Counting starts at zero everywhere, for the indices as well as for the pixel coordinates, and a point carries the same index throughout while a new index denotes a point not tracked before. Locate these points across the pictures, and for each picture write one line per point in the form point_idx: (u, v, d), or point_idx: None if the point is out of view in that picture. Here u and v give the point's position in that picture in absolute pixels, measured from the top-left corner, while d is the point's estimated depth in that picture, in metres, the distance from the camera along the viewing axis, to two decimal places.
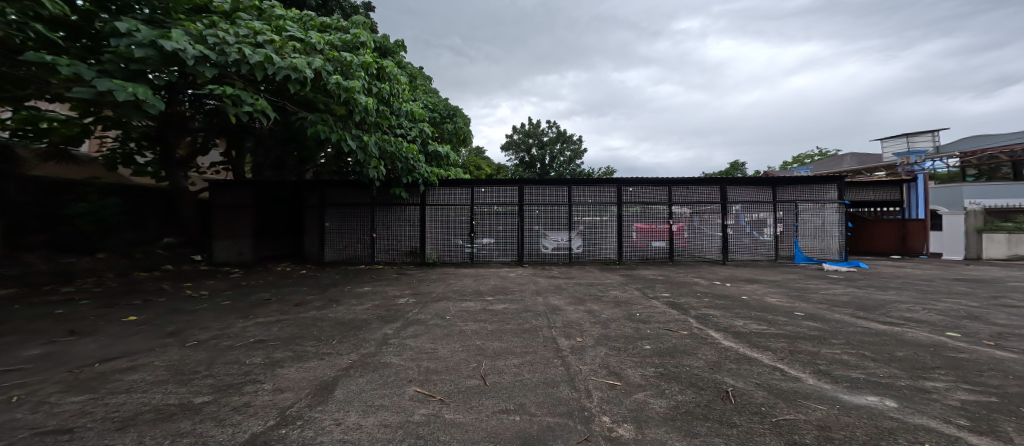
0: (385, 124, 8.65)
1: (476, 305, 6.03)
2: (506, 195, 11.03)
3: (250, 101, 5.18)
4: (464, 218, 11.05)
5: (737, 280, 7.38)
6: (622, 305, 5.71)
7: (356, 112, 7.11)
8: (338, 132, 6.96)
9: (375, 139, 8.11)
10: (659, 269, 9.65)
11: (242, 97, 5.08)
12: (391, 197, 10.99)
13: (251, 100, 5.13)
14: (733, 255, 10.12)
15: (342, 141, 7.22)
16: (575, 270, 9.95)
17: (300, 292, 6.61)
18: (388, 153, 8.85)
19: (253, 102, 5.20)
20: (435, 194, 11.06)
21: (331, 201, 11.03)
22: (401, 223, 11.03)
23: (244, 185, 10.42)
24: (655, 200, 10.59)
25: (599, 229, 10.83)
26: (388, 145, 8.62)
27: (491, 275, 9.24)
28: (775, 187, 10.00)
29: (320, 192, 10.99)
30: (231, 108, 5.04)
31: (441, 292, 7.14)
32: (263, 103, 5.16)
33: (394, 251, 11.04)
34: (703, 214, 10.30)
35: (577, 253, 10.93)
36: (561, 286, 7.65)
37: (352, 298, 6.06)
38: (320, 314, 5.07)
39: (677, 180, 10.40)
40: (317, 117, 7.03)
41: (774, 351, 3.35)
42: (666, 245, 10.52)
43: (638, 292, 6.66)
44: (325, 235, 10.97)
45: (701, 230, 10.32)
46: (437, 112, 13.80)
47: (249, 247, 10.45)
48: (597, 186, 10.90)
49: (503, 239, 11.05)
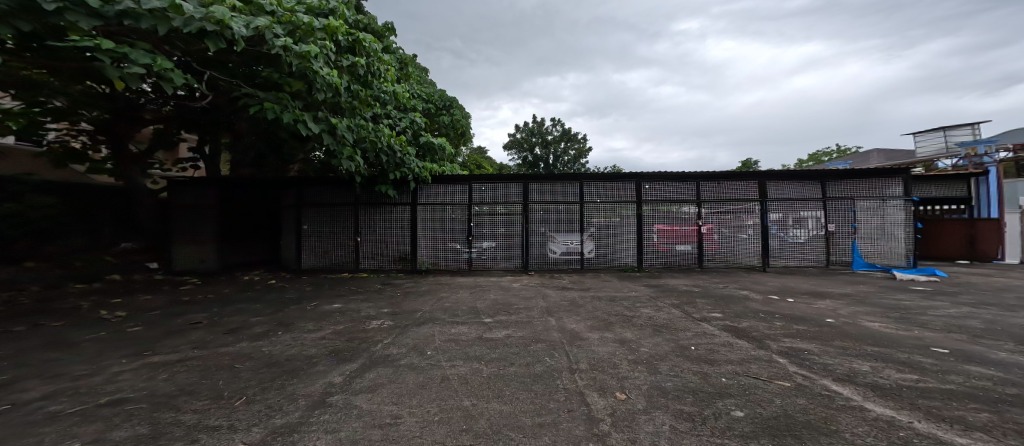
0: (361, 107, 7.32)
1: (471, 331, 4.57)
2: (510, 194, 9.64)
3: (146, 61, 3.85)
4: (463, 219, 9.64)
5: (798, 294, 5.88)
6: (665, 332, 4.23)
7: (319, 88, 5.73)
8: (296, 112, 5.61)
9: (349, 124, 6.75)
10: (688, 278, 8.18)
11: (132, 56, 3.77)
12: (377, 195, 9.61)
13: (145, 60, 3.82)
14: (776, 261, 8.61)
15: (301, 124, 5.81)
16: (589, 280, 8.49)
17: (247, 310, 5.18)
18: (369, 142, 7.46)
19: (150, 62, 3.86)
20: (426, 192, 9.67)
21: (309, 201, 9.62)
22: (389, 225, 9.64)
23: (207, 183, 9.06)
24: (680, 198, 9.11)
25: (615, 231, 9.40)
26: (367, 132, 7.25)
27: (490, 287, 7.81)
28: (824, 181, 8.53)
29: (296, 190, 9.60)
30: (115, 71, 3.73)
31: (427, 310, 5.70)
32: (163, 65, 3.85)
33: (382, 258, 9.63)
34: (739, 213, 8.80)
35: (590, 259, 9.49)
36: (576, 303, 6.18)
37: (307, 321, 4.63)
38: (251, 346, 3.63)
39: (708, 174, 8.90)
40: (270, 95, 5.67)
41: (993, 435, 1.90)
42: (694, 249, 9.02)
43: (678, 311, 5.18)
44: (302, 239, 9.56)
45: (736, 232, 8.81)
46: (432, 103, 12.46)
47: (213, 254, 9.03)
48: (613, 182, 9.44)
49: (506, 242, 9.63)
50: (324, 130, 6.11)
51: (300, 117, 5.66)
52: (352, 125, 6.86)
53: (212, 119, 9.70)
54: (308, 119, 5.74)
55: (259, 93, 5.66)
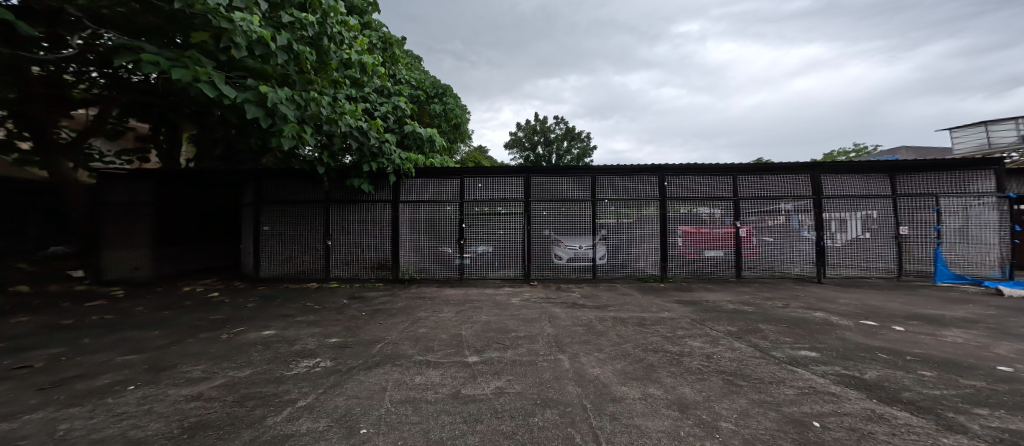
0: (315, 78, 5.82)
1: (446, 384, 3.01)
2: (509, 189, 8.12)
3: None
4: (452, 219, 8.12)
5: (900, 319, 4.32)
6: (748, 390, 2.67)
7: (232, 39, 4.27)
8: (197, 69, 4.07)
9: (293, 95, 5.21)
10: (727, 291, 6.63)
11: None
12: (350, 191, 8.05)
13: None
14: (834, 271, 7.03)
15: (212, 88, 4.28)
16: (603, 293, 6.94)
17: (130, 343, 3.66)
18: (329, 122, 5.91)
19: None
20: (409, 188, 8.14)
21: (269, 199, 8.00)
22: (365, 226, 8.07)
23: (141, 175, 7.54)
24: (714, 196, 7.53)
25: (633, 234, 7.87)
26: (324, 107, 5.69)
27: (484, 303, 6.27)
28: (893, 175, 6.99)
29: (254, 186, 8.04)
30: None
31: (392, 341, 4.15)
32: None
33: (356, 266, 8.04)
34: (783, 212, 7.25)
35: (603, 266, 7.95)
36: (594, 329, 4.61)
37: (198, 363, 3.10)
38: (44, 421, 2.11)
39: (748, 166, 7.30)
40: (169, 51, 4.18)
41: None
42: (730, 256, 7.46)
43: (747, 347, 3.60)
44: (259, 243, 7.92)
45: (781, 237, 7.25)
46: (422, 90, 10.91)
47: (150, 260, 7.48)
48: (631, 176, 7.91)
49: (505, 246, 8.10)
50: (250, 98, 4.57)
51: (205, 76, 4.11)
52: (298, 96, 5.30)
53: (157, 105, 8.19)
54: (218, 79, 4.19)
55: (154, 48, 4.17)
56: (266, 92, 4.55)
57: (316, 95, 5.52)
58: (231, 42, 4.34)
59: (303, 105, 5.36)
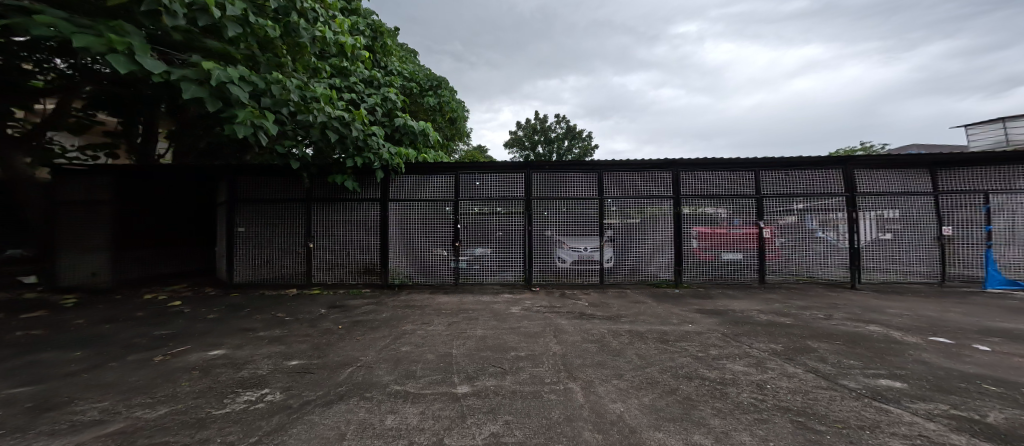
0: (282, 60, 5.09)
1: (425, 429, 2.30)
2: (509, 186, 7.44)
3: None
4: (447, 219, 7.42)
5: (974, 335, 3.64)
6: (834, 439, 1.98)
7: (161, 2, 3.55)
8: (113, 36, 3.33)
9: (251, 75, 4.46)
10: (752, 298, 5.93)
11: None
12: (334, 190, 7.31)
13: None
14: (869, 276, 6.36)
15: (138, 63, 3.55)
16: (613, 301, 6.25)
17: (36, 369, 2.97)
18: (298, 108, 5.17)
19: None
20: (399, 186, 7.44)
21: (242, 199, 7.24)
22: (350, 227, 7.32)
23: (97, 172, 6.80)
24: (734, 193, 6.82)
25: (643, 235, 7.18)
26: (290, 91, 4.93)
27: (480, 313, 5.56)
28: (933, 171, 6.36)
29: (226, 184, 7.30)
30: None
31: (366, 363, 3.44)
32: None
33: (341, 270, 7.32)
34: (795, 212, 6.60)
35: (611, 271, 7.26)
36: (609, 347, 3.91)
37: (102, 398, 2.41)
38: None
39: (774, 161, 6.60)
40: (89, 19, 3.49)
41: None
42: (752, 259, 6.76)
43: (806, 374, 2.90)
44: (232, 246, 7.15)
45: (801, 238, 6.58)
46: (415, 83, 10.18)
47: (108, 265, 6.75)
48: (641, 171, 7.21)
49: (504, 249, 7.40)
50: (190, 75, 3.83)
51: (122, 46, 3.34)
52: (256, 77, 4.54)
53: (120, 96, 7.44)
54: (141, 51, 3.42)
55: (71, 16, 3.49)
56: (207, 67, 3.77)
57: (280, 76, 4.75)
58: (163, 7, 3.62)
59: (264, 87, 4.60)
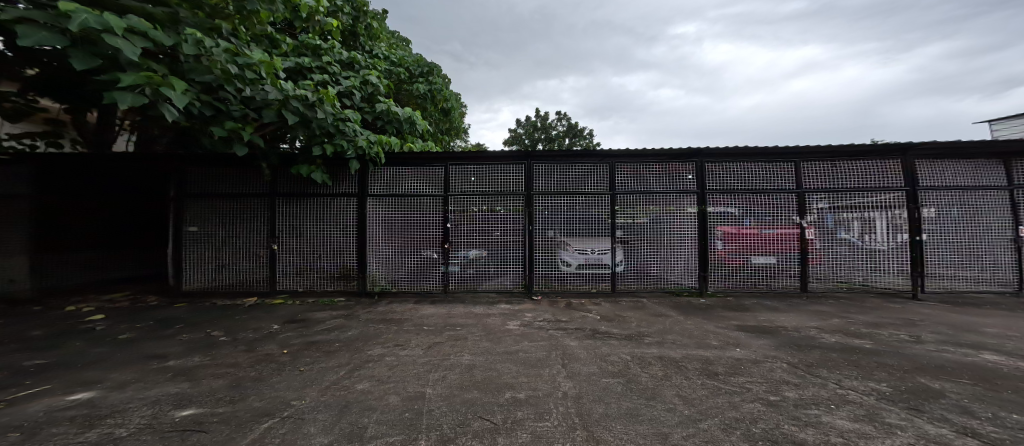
0: (215, 21, 4.07)
1: None
2: (508, 179, 6.43)
3: None
4: (434, 218, 6.39)
5: None
6: None
7: None
8: None
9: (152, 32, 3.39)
10: (798, 310, 4.92)
11: None
12: (302, 183, 6.17)
13: None
14: (935, 283, 5.39)
15: None
16: (631, 314, 5.23)
17: None
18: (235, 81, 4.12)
19: None
20: (379, 179, 6.36)
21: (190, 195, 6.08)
22: (321, 226, 6.20)
23: (15, 161, 5.77)
24: (770, 188, 5.81)
25: (662, 236, 6.17)
26: (217, 57, 3.86)
27: (469, 330, 4.52)
28: (1009, 161, 5.40)
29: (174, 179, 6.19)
30: None
31: (299, 414, 2.41)
32: None
33: (311, 275, 6.21)
34: (814, 211, 5.68)
35: (624, 277, 6.25)
36: (640, 387, 2.88)
37: None
38: None
39: (820, 149, 5.57)
40: None
41: None
42: (791, 265, 5.75)
43: (962, 440, 1.90)
44: (180, 248, 6.04)
45: (840, 240, 5.62)
46: (404, 69, 9.02)
47: (28, 269, 5.75)
48: (659, 162, 6.19)
49: (501, 251, 6.38)
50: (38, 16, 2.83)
51: None
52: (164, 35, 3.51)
53: None
54: None
55: None
56: (63, 8, 2.79)
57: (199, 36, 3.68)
58: None
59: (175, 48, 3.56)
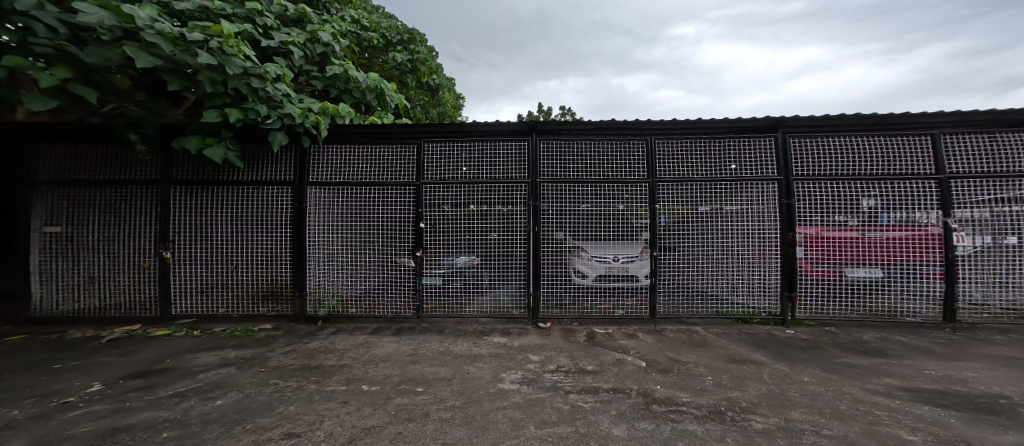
0: None
1: None
2: (506, 160, 4.60)
3: None
4: (402, 214, 4.55)
5: None
6: None
7: None
8: None
9: None
10: (968, 356, 3.08)
11: None
12: (212, 165, 4.35)
13: None
14: None
15: None
16: (695, 356, 3.36)
17: None
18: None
19: None
20: (326, 161, 4.54)
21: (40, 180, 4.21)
22: (237, 224, 4.37)
23: None
24: (894, 172, 3.98)
25: (725, 241, 4.31)
26: None
27: (432, 392, 2.63)
28: None
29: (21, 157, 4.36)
30: None
31: None
32: None
33: (224, 293, 4.35)
34: (957, 206, 3.85)
35: (669, 297, 4.38)
36: None
37: None
38: None
39: (975, 116, 3.75)
40: None
41: None
42: (928, 281, 3.91)
43: None
44: (28, 254, 4.18)
45: (1001, 245, 3.82)
46: (376, 33, 7.19)
47: None
48: (721, 137, 4.35)
49: (495, 259, 4.52)
50: None
51: None
52: None
53: None
54: None
55: None
56: None
57: None
58: None
59: None
